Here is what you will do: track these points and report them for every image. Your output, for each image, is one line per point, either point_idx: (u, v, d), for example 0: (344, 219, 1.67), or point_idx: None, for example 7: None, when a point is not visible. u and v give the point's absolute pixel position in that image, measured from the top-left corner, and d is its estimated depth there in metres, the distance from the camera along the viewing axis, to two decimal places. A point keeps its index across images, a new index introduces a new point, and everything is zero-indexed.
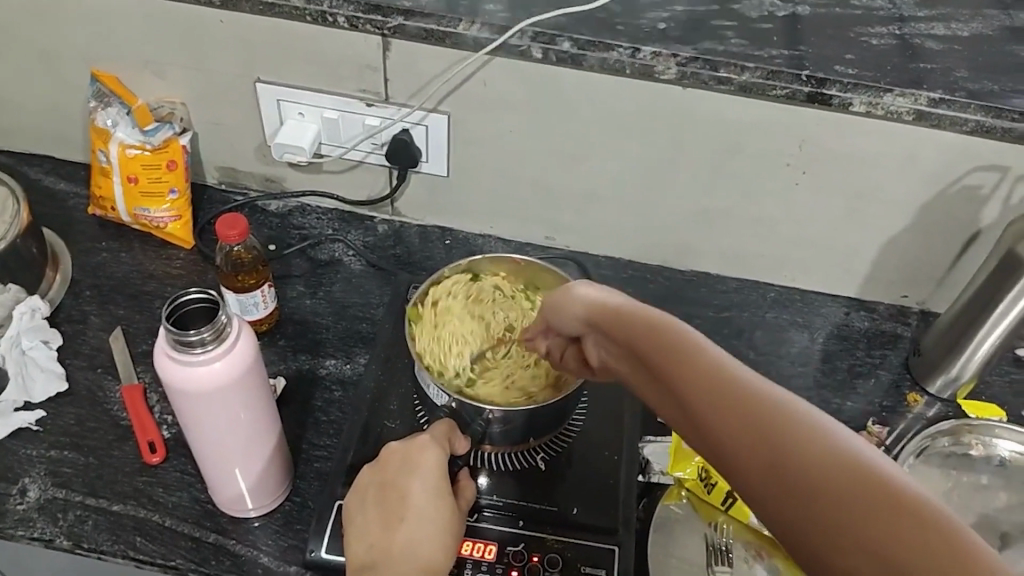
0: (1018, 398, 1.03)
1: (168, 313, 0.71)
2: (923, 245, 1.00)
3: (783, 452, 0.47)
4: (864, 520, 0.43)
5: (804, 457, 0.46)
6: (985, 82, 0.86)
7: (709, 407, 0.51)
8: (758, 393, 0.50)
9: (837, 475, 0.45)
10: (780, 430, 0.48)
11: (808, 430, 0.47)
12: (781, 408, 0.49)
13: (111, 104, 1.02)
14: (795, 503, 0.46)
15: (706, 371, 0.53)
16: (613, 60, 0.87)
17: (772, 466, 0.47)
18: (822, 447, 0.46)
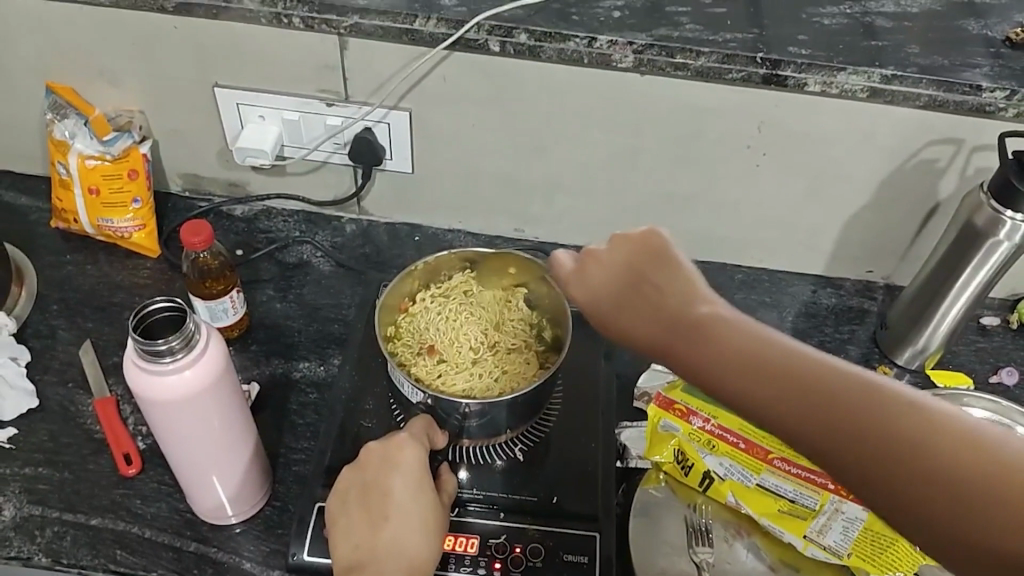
0: (984, 365, 1.05)
1: (134, 324, 0.71)
2: (885, 221, 1.01)
3: (913, 456, 0.50)
4: (995, 500, 0.48)
5: (925, 447, 0.50)
6: (935, 57, 0.87)
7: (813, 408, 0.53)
8: (882, 406, 0.52)
9: (973, 466, 0.49)
10: (903, 430, 0.51)
11: (932, 422, 0.51)
12: (889, 399, 0.52)
13: (67, 115, 1.00)
14: (935, 491, 0.50)
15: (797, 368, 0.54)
16: (571, 50, 0.87)
17: (892, 458, 0.51)
18: (939, 435, 0.50)
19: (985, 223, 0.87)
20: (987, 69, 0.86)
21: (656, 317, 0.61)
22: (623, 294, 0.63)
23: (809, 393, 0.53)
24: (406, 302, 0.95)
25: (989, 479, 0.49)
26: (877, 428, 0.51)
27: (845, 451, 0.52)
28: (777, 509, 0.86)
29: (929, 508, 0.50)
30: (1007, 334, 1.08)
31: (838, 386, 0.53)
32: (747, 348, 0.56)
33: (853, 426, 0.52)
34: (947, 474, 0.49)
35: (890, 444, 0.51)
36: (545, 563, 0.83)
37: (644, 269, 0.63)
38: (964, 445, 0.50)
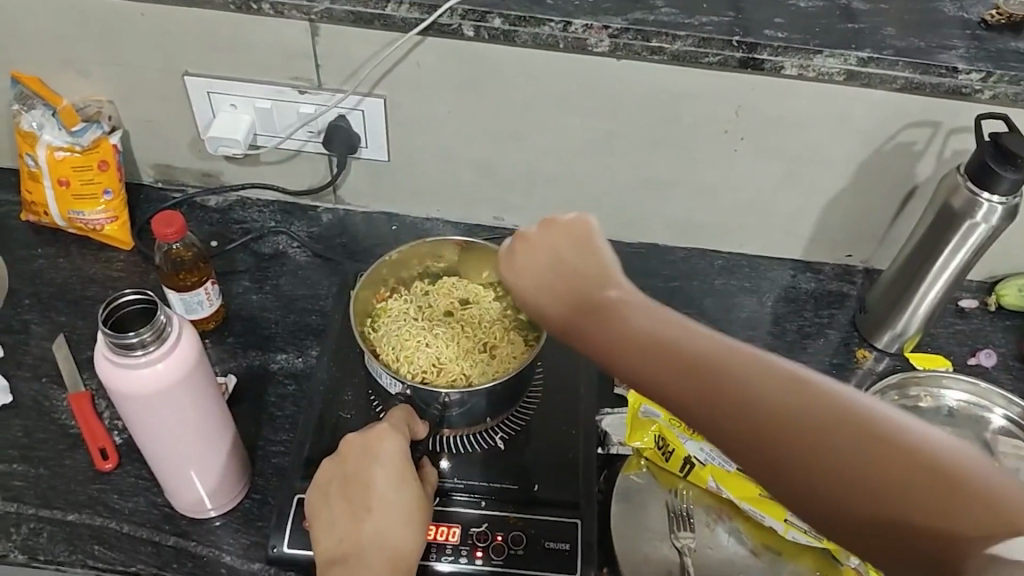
0: (963, 347, 1.06)
1: (104, 316, 0.69)
2: (863, 205, 1.01)
3: (826, 437, 0.52)
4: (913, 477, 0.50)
5: (833, 431, 0.52)
6: (911, 39, 0.87)
7: (720, 393, 0.56)
8: (788, 391, 0.54)
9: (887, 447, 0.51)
10: (817, 413, 0.53)
11: (840, 406, 0.53)
12: (794, 381, 0.55)
13: (35, 105, 0.99)
14: (849, 471, 0.52)
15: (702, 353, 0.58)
16: (546, 35, 0.86)
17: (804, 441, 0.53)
18: (848, 417, 0.53)
19: (962, 205, 0.87)
20: (963, 50, 0.86)
21: (571, 301, 0.65)
22: (547, 277, 0.67)
23: (715, 376, 0.56)
24: (382, 291, 0.95)
25: (890, 468, 0.51)
26: (793, 412, 0.54)
27: (752, 441, 0.54)
28: (757, 494, 0.86)
29: (851, 490, 0.51)
30: (985, 316, 1.09)
31: (744, 374, 0.56)
32: (650, 336, 0.60)
33: (760, 414, 0.54)
34: (849, 466, 0.51)
35: (793, 432, 0.53)
36: (527, 551, 0.82)
37: (565, 251, 0.67)
38: (873, 438, 0.52)
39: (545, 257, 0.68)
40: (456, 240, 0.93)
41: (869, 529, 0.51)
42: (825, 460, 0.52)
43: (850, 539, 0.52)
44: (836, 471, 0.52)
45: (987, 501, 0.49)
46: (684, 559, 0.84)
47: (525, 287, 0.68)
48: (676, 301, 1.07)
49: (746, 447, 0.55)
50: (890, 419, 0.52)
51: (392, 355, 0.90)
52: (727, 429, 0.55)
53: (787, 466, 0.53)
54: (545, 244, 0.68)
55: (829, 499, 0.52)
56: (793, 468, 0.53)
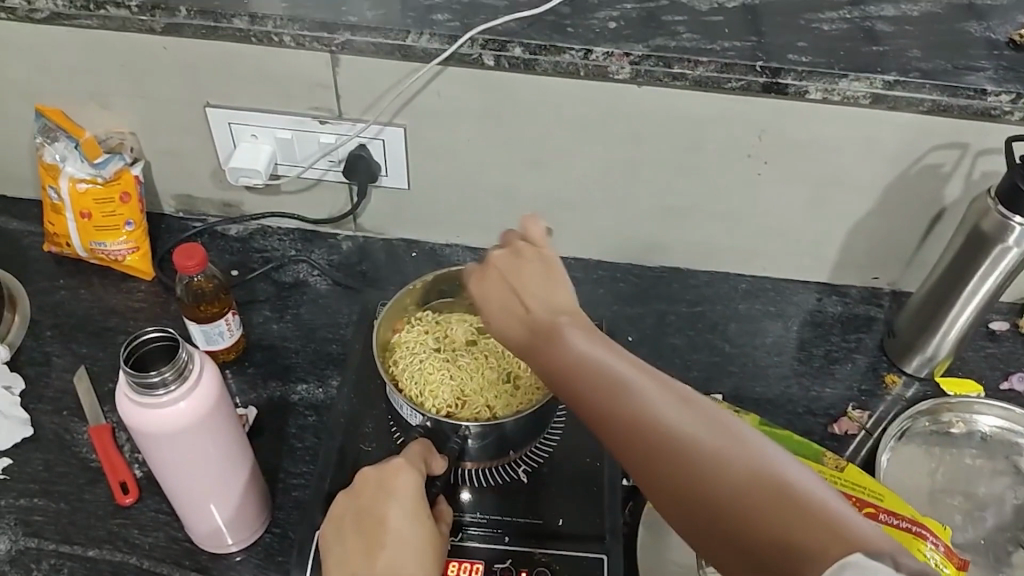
0: (995, 371, 1.03)
1: (126, 355, 0.69)
2: (890, 227, 0.99)
3: (693, 469, 0.56)
4: (768, 513, 0.52)
5: (701, 461, 0.56)
6: (938, 61, 0.85)
7: (612, 412, 0.60)
8: (671, 421, 0.58)
9: (747, 483, 0.54)
10: (687, 446, 0.56)
11: (714, 444, 0.56)
12: (676, 414, 0.58)
13: (57, 138, 0.99)
14: (712, 503, 0.54)
15: (601, 379, 0.61)
16: (566, 63, 0.86)
17: (674, 472, 0.56)
18: (717, 452, 0.55)
19: (993, 228, 0.85)
20: (991, 72, 0.85)
21: (519, 311, 0.67)
22: (507, 301, 0.68)
23: (610, 386, 0.61)
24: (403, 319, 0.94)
25: (747, 487, 0.53)
26: (671, 442, 0.57)
27: (638, 451, 0.58)
28: None
29: (712, 518, 0.54)
30: (1017, 339, 1.07)
31: (637, 387, 0.60)
32: (567, 356, 0.64)
33: (646, 425, 0.58)
34: (716, 482, 0.55)
35: (667, 462, 0.57)
36: None
37: (523, 277, 0.68)
38: (738, 461, 0.55)
39: (505, 286, 0.68)
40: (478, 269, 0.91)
41: (728, 542, 0.54)
42: (695, 474, 0.55)
43: (712, 553, 0.55)
44: (702, 485, 0.55)
45: (838, 535, 0.50)
46: None
47: (485, 305, 0.69)
48: (699, 326, 1.06)
49: (631, 458, 0.59)
50: (759, 445, 0.56)
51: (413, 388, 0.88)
52: (615, 438, 0.60)
53: (668, 493, 0.57)
54: (505, 262, 0.69)
55: (705, 526, 0.55)
56: (668, 480, 0.57)
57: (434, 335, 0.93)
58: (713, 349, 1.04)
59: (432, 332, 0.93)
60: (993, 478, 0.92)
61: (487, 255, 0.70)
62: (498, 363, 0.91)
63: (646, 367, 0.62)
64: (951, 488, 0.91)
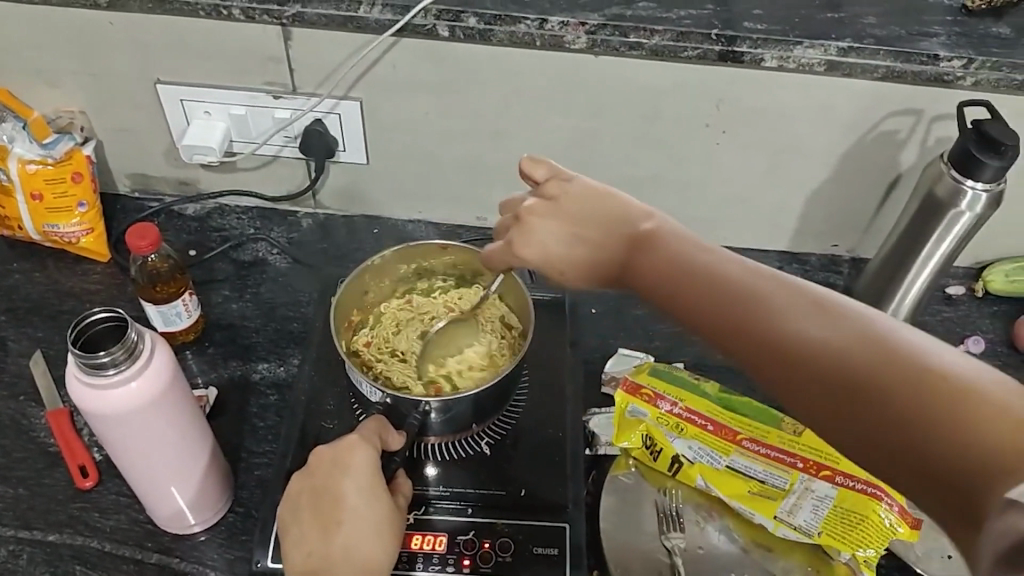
0: (951, 335, 1.05)
1: (73, 338, 0.68)
2: (847, 194, 1.00)
3: (841, 369, 0.53)
4: (925, 413, 0.49)
5: (848, 363, 0.53)
6: (892, 28, 0.86)
7: (747, 319, 0.59)
8: (813, 323, 0.56)
9: (903, 378, 0.51)
10: (834, 346, 0.54)
11: (864, 343, 0.54)
12: (819, 316, 0.56)
13: (4, 118, 0.96)
14: (864, 400, 0.52)
15: (733, 288, 0.60)
16: (521, 33, 0.85)
17: (818, 374, 0.54)
18: (866, 349, 0.53)
19: (946, 193, 0.86)
20: (945, 38, 0.85)
21: (596, 244, 0.69)
22: (576, 230, 0.70)
23: (744, 304, 0.59)
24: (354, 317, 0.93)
25: (912, 393, 0.50)
26: (813, 343, 0.55)
27: (779, 368, 0.57)
28: (746, 491, 0.86)
29: (862, 418, 0.52)
30: (972, 303, 1.09)
31: (771, 302, 0.58)
32: (682, 268, 0.63)
33: (786, 340, 0.56)
34: (876, 387, 0.52)
35: (811, 365, 0.55)
36: (515, 557, 0.81)
37: (587, 205, 0.70)
38: (897, 362, 0.52)
39: (564, 217, 0.70)
40: (420, 247, 0.91)
41: (882, 446, 0.51)
42: (848, 381, 0.53)
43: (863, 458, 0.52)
44: (858, 391, 0.52)
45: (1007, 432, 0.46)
46: (674, 560, 0.83)
47: (547, 251, 0.70)
48: None
49: (771, 373, 0.57)
50: (915, 343, 0.52)
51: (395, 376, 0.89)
52: (756, 356, 0.58)
53: (813, 396, 0.54)
54: (548, 211, 0.71)
55: (855, 428, 0.52)
56: (817, 391, 0.54)
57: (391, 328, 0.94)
58: None
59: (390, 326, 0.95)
60: None
61: (522, 205, 0.72)
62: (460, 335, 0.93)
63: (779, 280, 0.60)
64: None
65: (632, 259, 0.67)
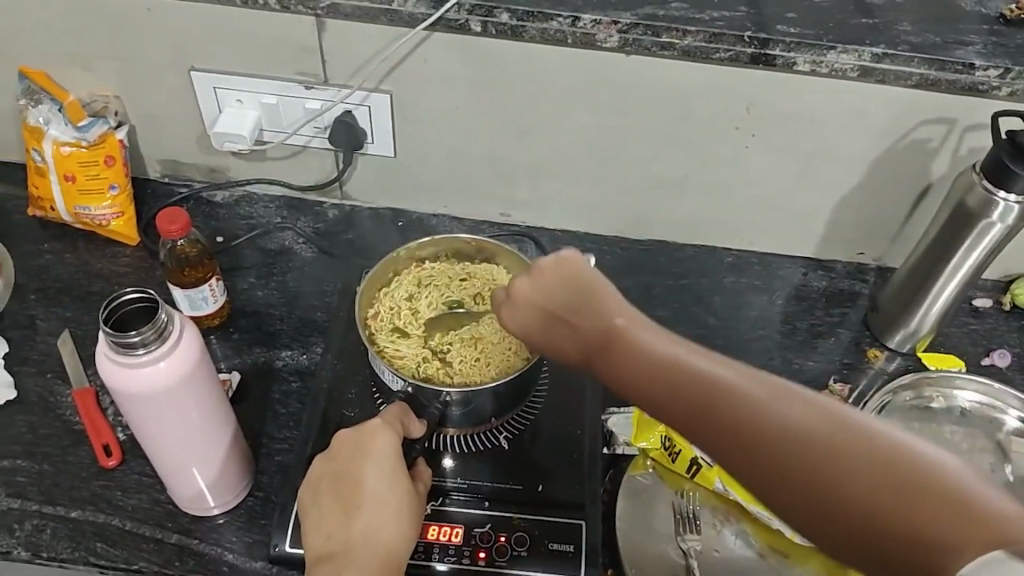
0: (977, 348, 1.04)
1: (106, 316, 0.69)
2: (876, 202, 1.00)
3: (813, 474, 0.53)
4: (898, 513, 0.51)
5: (819, 468, 0.53)
6: (927, 35, 0.85)
7: (715, 422, 0.57)
8: (783, 423, 0.55)
9: (877, 479, 0.52)
10: (804, 450, 0.54)
11: (834, 444, 0.53)
12: (785, 415, 0.55)
13: (42, 100, 0.99)
14: (840, 504, 0.53)
15: (701, 387, 0.58)
16: (553, 30, 0.85)
17: (788, 481, 0.54)
18: (835, 451, 0.53)
19: (978, 204, 0.85)
20: (981, 46, 0.84)
21: (570, 329, 0.65)
22: (557, 316, 0.66)
23: (714, 400, 0.57)
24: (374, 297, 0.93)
25: (885, 494, 0.52)
26: (783, 447, 0.55)
27: (753, 468, 0.56)
28: None
29: (836, 520, 0.53)
30: (1000, 316, 1.07)
31: (742, 398, 0.56)
32: (651, 364, 0.60)
33: (761, 440, 0.55)
34: (849, 491, 0.52)
35: (785, 469, 0.54)
36: (530, 552, 0.81)
37: (565, 289, 0.66)
38: (871, 462, 0.52)
39: (550, 301, 0.66)
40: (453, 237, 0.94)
41: (861, 545, 0.53)
42: (825, 486, 0.53)
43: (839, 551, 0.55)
44: (836, 497, 0.53)
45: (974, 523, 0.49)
46: (690, 561, 0.84)
47: (541, 340, 0.67)
48: (684, 298, 1.06)
49: (743, 474, 0.57)
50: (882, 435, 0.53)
51: (412, 357, 0.89)
52: (729, 454, 0.57)
53: (787, 499, 0.55)
54: (531, 289, 0.67)
55: (833, 528, 0.53)
56: (794, 492, 0.54)
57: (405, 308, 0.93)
58: (698, 324, 1.04)
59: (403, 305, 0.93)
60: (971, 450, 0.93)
61: (512, 286, 0.68)
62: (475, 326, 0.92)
63: (744, 369, 0.58)
64: None
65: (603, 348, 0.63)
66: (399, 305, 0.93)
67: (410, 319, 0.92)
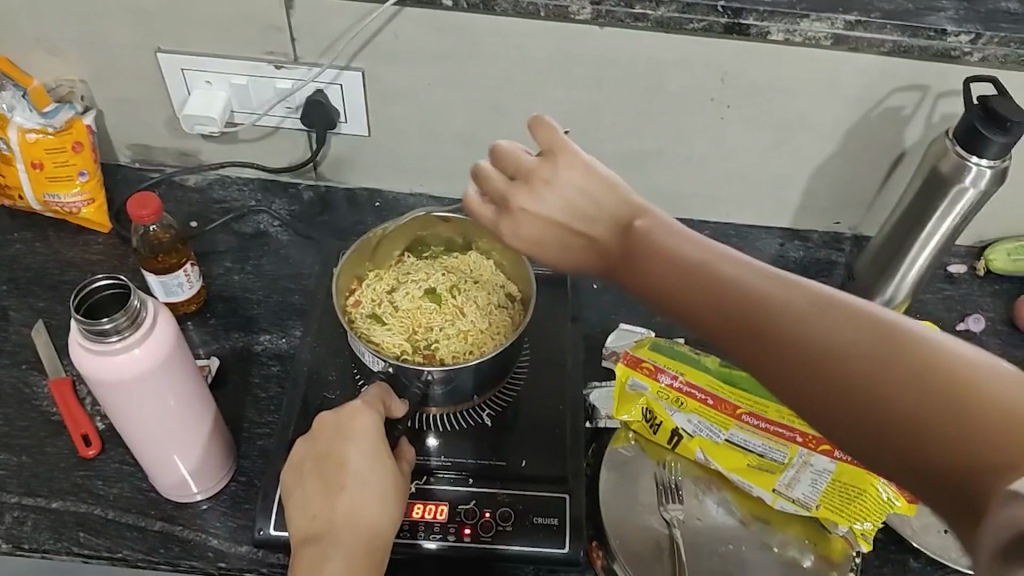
0: (952, 313, 1.05)
1: (76, 304, 0.68)
2: (851, 171, 1.00)
3: (852, 377, 0.50)
4: (940, 423, 0.47)
5: (859, 372, 0.50)
6: (899, 2, 0.85)
7: (748, 325, 0.55)
8: (824, 326, 0.52)
9: (918, 386, 0.48)
10: (844, 352, 0.51)
11: (878, 348, 0.50)
12: (827, 317, 0.53)
13: (4, 87, 0.96)
14: (877, 411, 0.49)
15: (733, 290, 0.56)
16: (525, 3, 0.84)
17: (826, 386, 0.51)
18: (877, 356, 0.50)
19: (951, 169, 0.86)
20: (952, 12, 0.85)
21: (586, 241, 0.64)
22: (572, 228, 0.63)
23: (741, 302, 0.56)
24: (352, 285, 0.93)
25: (927, 402, 0.47)
26: (820, 348, 0.52)
27: (778, 363, 0.54)
28: (745, 464, 0.86)
29: (874, 428, 0.49)
30: (974, 282, 1.08)
31: (771, 299, 0.55)
32: (681, 269, 0.59)
33: (785, 335, 0.53)
34: (887, 397, 0.49)
35: (822, 372, 0.52)
36: (515, 527, 0.82)
37: (581, 197, 0.63)
38: (901, 366, 0.49)
39: (559, 209, 0.63)
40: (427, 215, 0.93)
41: (899, 458, 0.49)
42: (852, 388, 0.50)
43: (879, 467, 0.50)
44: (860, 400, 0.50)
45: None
46: (672, 531, 0.83)
47: (546, 248, 0.64)
48: None
49: (780, 379, 0.54)
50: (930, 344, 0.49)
51: (395, 345, 0.89)
52: (753, 356, 0.55)
53: (824, 406, 0.52)
54: (536, 200, 0.64)
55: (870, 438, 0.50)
56: (819, 393, 0.52)
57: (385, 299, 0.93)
58: None
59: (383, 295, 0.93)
60: None
61: (507, 195, 0.65)
62: (457, 312, 0.92)
63: (779, 275, 0.56)
64: None
65: (624, 256, 0.62)
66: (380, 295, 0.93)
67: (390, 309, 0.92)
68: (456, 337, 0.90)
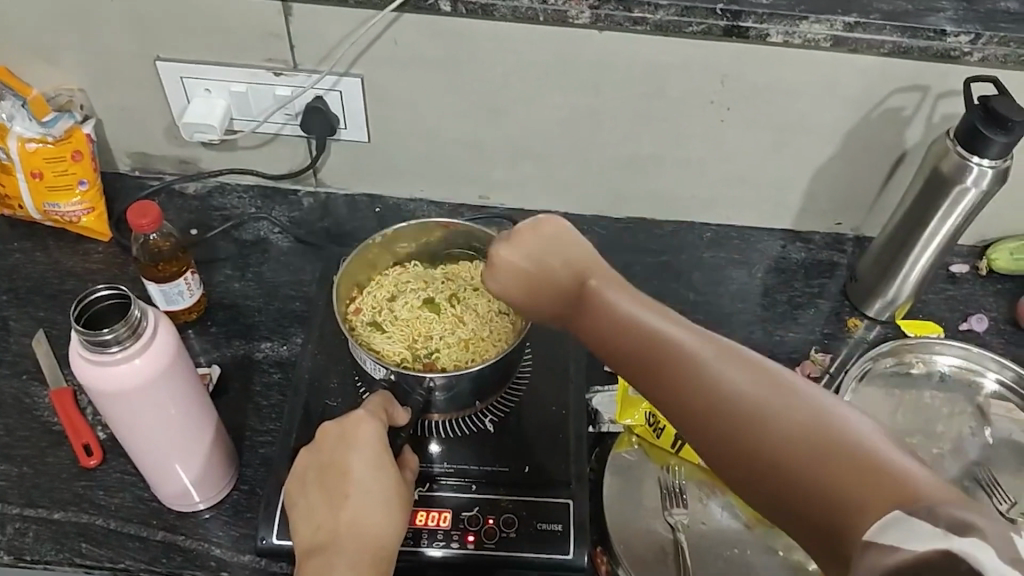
0: (954, 314, 1.05)
1: (77, 314, 0.68)
2: (852, 173, 1.00)
3: (743, 424, 0.51)
4: (816, 472, 0.47)
5: (751, 418, 0.51)
6: (898, 2, 0.85)
7: (660, 368, 0.57)
8: (726, 373, 0.54)
9: (800, 436, 0.49)
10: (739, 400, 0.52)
11: (772, 398, 0.51)
12: (731, 366, 0.54)
13: (4, 96, 0.95)
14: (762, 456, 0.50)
15: (651, 336, 0.58)
16: (524, 8, 0.84)
17: (720, 430, 0.52)
18: (771, 406, 0.51)
19: (951, 169, 0.86)
20: (952, 13, 0.84)
21: (545, 290, 0.66)
22: (536, 278, 0.67)
23: (658, 347, 0.57)
24: (353, 292, 0.93)
25: (805, 452, 0.48)
26: (721, 394, 0.53)
27: (682, 407, 0.55)
28: None
29: (759, 474, 0.50)
30: (976, 281, 1.08)
31: (684, 347, 0.56)
32: (610, 317, 0.61)
33: (689, 379, 0.55)
34: (771, 442, 0.50)
35: (718, 415, 0.53)
36: (519, 533, 0.81)
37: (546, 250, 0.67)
38: (789, 416, 0.50)
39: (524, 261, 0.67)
40: (434, 223, 0.91)
41: (779, 505, 0.49)
42: (746, 438, 0.51)
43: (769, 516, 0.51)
44: (751, 446, 0.50)
45: (886, 491, 0.45)
46: (677, 535, 0.83)
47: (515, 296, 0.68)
48: (665, 275, 1.06)
49: (686, 422, 0.55)
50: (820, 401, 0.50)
51: (396, 353, 0.89)
52: (664, 399, 0.56)
53: (719, 449, 0.52)
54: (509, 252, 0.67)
55: (756, 482, 0.50)
56: (715, 437, 0.53)
57: (384, 307, 0.93)
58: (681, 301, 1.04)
59: (383, 303, 0.93)
60: (951, 414, 0.94)
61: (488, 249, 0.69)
62: (457, 322, 0.92)
63: (698, 328, 0.58)
64: (912, 425, 0.93)
65: (574, 303, 0.65)
66: (380, 303, 0.93)
67: (390, 318, 0.92)
68: (457, 346, 0.90)
